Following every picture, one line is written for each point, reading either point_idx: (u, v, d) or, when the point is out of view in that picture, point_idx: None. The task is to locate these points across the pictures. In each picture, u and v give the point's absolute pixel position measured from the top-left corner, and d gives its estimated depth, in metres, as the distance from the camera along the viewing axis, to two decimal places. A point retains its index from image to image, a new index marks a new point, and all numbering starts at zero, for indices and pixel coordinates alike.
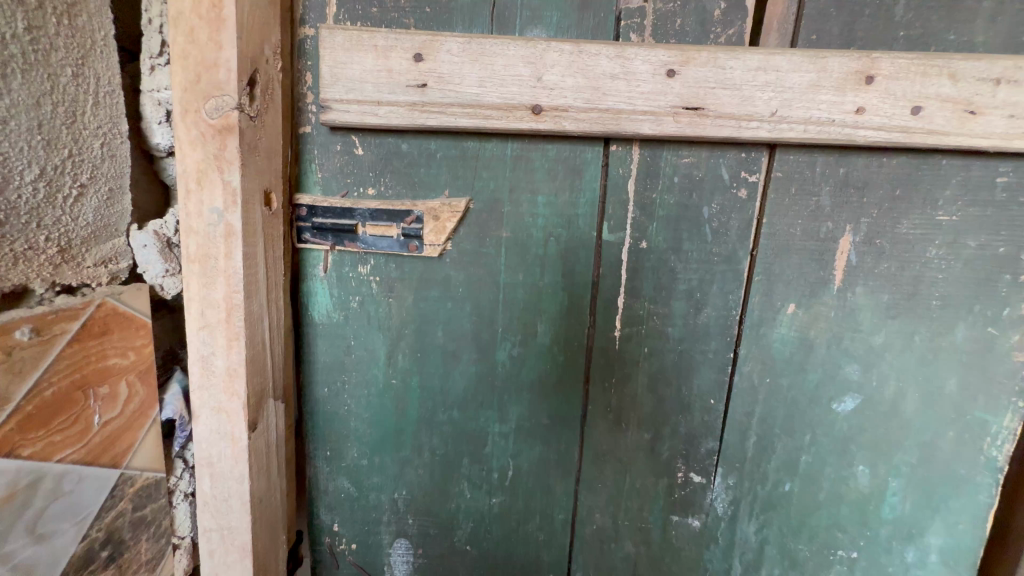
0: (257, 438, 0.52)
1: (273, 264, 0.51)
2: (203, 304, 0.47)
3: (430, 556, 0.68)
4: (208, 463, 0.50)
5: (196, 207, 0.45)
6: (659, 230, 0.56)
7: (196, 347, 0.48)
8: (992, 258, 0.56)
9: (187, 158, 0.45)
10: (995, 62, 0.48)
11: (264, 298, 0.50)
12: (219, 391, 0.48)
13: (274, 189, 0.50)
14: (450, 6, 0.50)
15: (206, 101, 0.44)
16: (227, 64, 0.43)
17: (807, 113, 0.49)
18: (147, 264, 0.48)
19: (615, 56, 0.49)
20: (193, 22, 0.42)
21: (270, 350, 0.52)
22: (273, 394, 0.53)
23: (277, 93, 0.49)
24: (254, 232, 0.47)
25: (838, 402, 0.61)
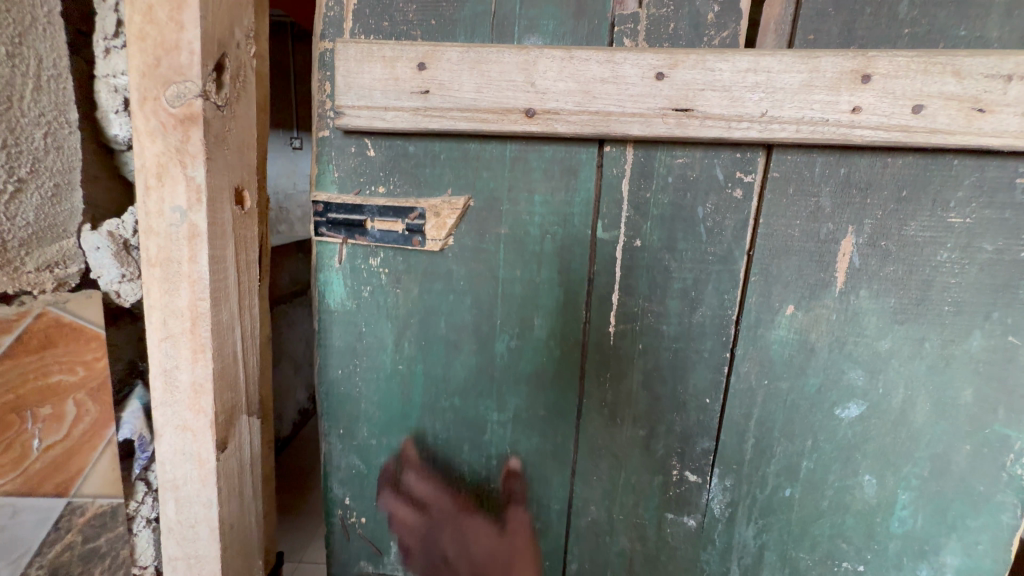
0: (228, 459, 0.55)
1: (243, 269, 0.54)
2: (166, 310, 0.49)
3: (432, 535, 0.72)
4: (175, 487, 0.53)
5: (156, 205, 0.47)
6: (653, 229, 0.58)
7: (159, 358, 0.50)
8: (1011, 262, 0.54)
9: (147, 150, 0.46)
10: (1005, 58, 0.46)
11: (233, 308, 0.53)
12: (185, 407, 0.51)
13: (245, 186, 0.53)
14: (453, 19, 0.54)
15: (166, 88, 0.45)
16: (188, 46, 0.44)
17: (799, 113, 0.49)
18: (101, 267, 0.49)
19: (604, 61, 0.51)
20: (152, 1, 0.44)
21: (241, 363, 0.55)
22: (244, 409, 0.57)
23: (248, 86, 0.52)
24: (222, 234, 0.50)
25: (841, 408, 0.60)
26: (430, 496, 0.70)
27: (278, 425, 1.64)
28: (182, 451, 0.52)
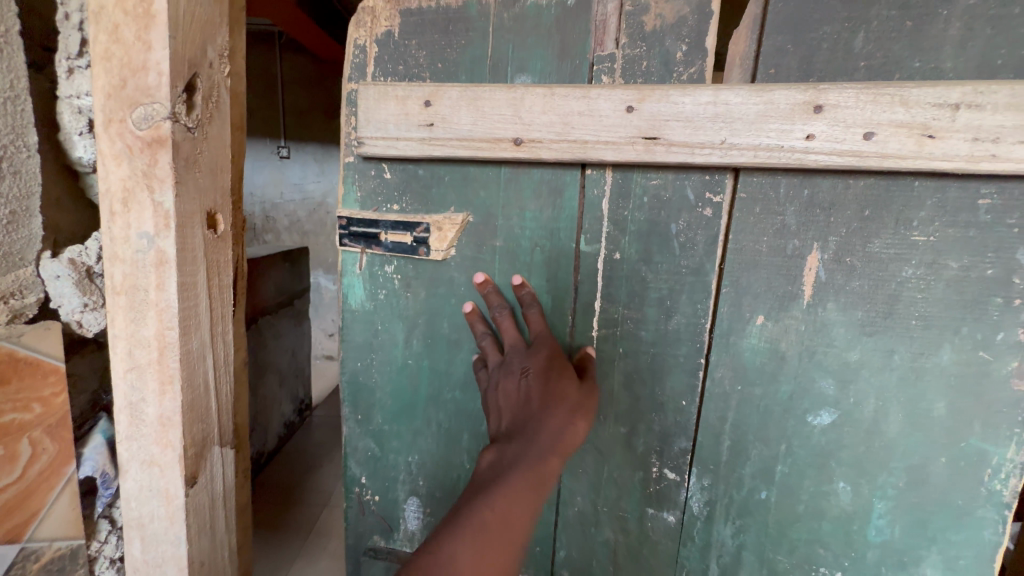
0: (197, 493, 0.57)
1: (215, 294, 0.56)
2: (134, 341, 0.52)
3: (436, 515, 0.80)
4: (142, 524, 0.56)
5: (123, 232, 0.50)
6: (630, 243, 0.64)
7: (127, 392, 0.53)
8: (978, 280, 0.56)
9: (114, 174, 0.49)
10: (952, 88, 0.50)
11: (202, 338, 0.55)
12: (152, 441, 0.54)
13: (217, 210, 0.56)
14: (456, 63, 0.64)
15: (134, 109, 0.47)
16: (156, 66, 0.46)
17: (755, 140, 0.54)
18: (63, 298, 0.51)
19: (581, 97, 0.58)
20: (119, 21, 0.46)
21: (213, 393, 0.58)
22: (216, 440, 0.59)
23: (222, 103, 0.54)
24: (193, 260, 0.52)
25: (813, 415, 0.63)
26: (538, 332, 0.63)
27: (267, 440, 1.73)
28: (148, 487, 0.55)
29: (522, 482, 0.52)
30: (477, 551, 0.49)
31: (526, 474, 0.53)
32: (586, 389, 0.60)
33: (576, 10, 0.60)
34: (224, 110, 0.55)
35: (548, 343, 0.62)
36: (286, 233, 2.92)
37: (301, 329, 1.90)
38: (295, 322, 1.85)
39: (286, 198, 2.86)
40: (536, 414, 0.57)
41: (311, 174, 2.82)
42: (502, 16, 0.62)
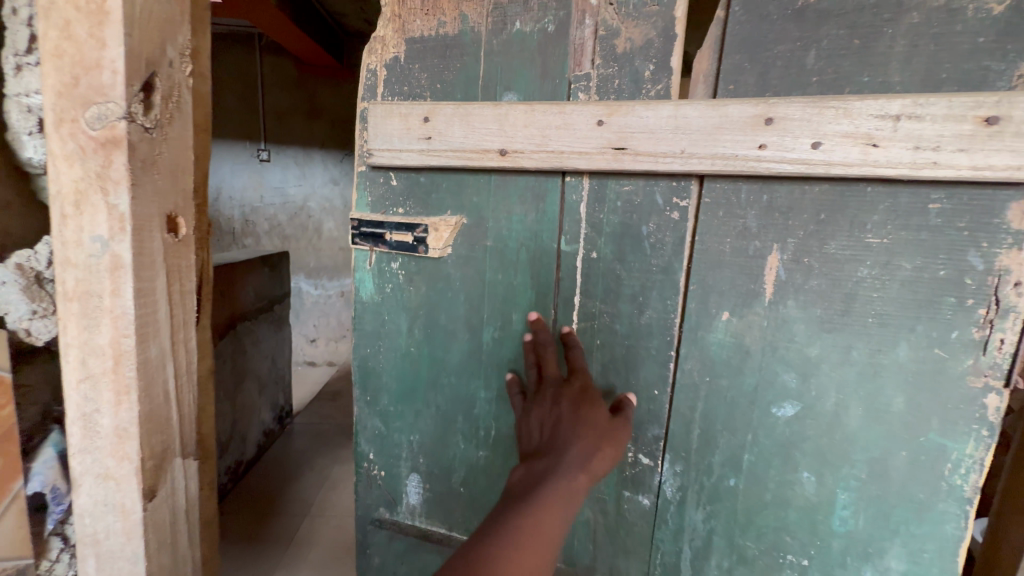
0: (157, 508, 0.56)
1: (177, 300, 0.56)
2: (88, 350, 0.51)
3: (434, 491, 0.88)
4: (97, 541, 0.55)
5: (76, 235, 0.49)
6: (606, 243, 0.70)
7: (80, 403, 0.52)
8: (931, 280, 0.58)
9: (66, 175, 0.48)
10: (893, 100, 0.54)
11: (164, 345, 0.54)
12: (108, 454, 0.53)
13: (179, 212, 0.55)
14: (452, 84, 0.72)
15: (88, 109, 0.47)
16: (111, 63, 0.46)
17: (712, 150, 0.60)
18: (10, 304, 0.51)
19: (557, 113, 0.65)
20: (70, 18, 0.46)
21: (174, 404, 0.57)
22: (179, 451, 0.58)
23: (182, 99, 0.54)
24: (151, 265, 0.51)
25: (777, 407, 0.67)
26: (579, 368, 0.66)
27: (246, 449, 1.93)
28: (102, 502, 0.54)
29: (557, 483, 0.52)
30: (510, 540, 0.47)
31: (557, 485, 0.52)
32: (621, 419, 0.61)
33: (556, 35, 0.67)
34: (185, 107, 0.55)
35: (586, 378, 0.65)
36: (265, 236, 3.22)
37: (279, 335, 2.21)
38: (272, 328, 2.13)
39: (264, 203, 3.17)
40: (571, 427, 0.58)
41: (290, 177, 3.13)
42: (491, 42, 0.70)
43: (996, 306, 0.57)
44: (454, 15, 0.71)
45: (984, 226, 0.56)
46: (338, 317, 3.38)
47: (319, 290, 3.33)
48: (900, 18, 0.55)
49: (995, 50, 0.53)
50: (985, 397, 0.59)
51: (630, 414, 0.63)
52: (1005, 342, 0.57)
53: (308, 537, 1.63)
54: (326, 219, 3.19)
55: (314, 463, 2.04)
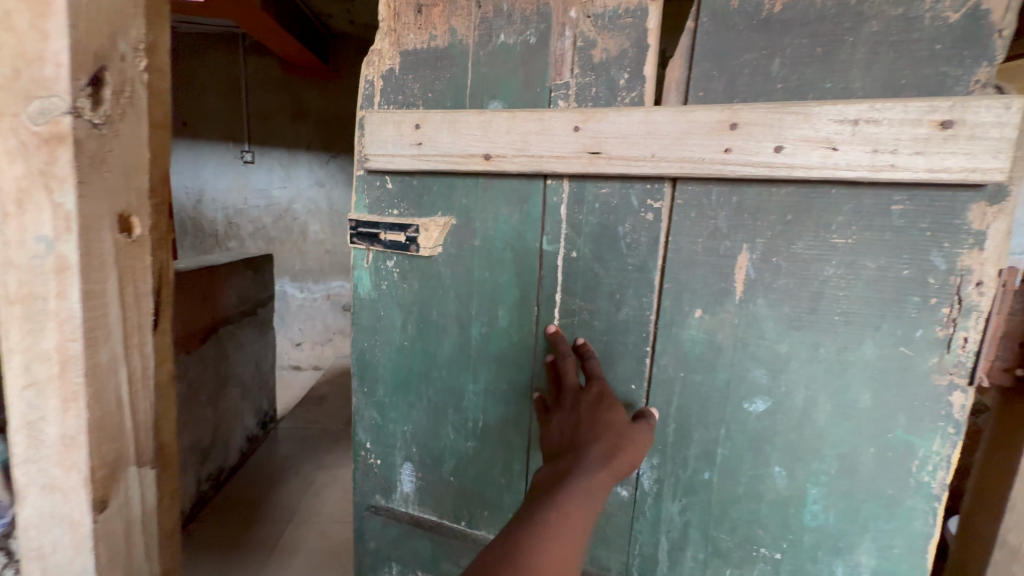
0: (109, 518, 0.57)
1: (130, 302, 0.56)
2: (35, 355, 0.51)
3: (426, 479, 0.92)
4: (47, 550, 0.56)
5: (21, 235, 0.49)
6: (585, 243, 0.73)
7: (26, 410, 0.52)
8: (895, 279, 0.60)
9: (7, 172, 0.48)
10: (851, 106, 0.56)
11: (115, 351, 0.55)
12: (54, 463, 0.53)
13: (133, 212, 0.55)
14: (442, 93, 0.77)
15: (32, 103, 0.47)
16: (55, 57, 0.47)
17: (681, 153, 0.63)
18: None
19: (537, 119, 0.69)
20: (11, 8, 0.46)
21: (128, 411, 0.57)
22: (134, 460, 0.59)
23: (136, 93, 0.54)
24: (99, 265, 0.52)
25: (748, 402, 0.69)
26: (596, 377, 0.69)
27: (229, 455, 1.96)
28: (49, 515, 0.55)
29: (581, 484, 0.54)
30: (535, 535, 0.49)
31: (580, 486, 0.54)
32: (638, 426, 0.64)
33: (538, 47, 0.71)
34: (141, 103, 0.55)
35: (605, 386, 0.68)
36: (249, 239, 3.24)
37: (262, 340, 2.24)
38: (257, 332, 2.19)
39: (248, 204, 3.19)
40: (591, 432, 0.61)
41: (275, 179, 3.16)
42: (478, 53, 0.74)
43: (958, 305, 0.58)
44: (444, 28, 0.76)
45: (946, 226, 0.58)
46: (324, 320, 3.36)
47: (303, 293, 3.34)
48: (860, 27, 0.57)
49: (952, 56, 0.55)
50: (950, 395, 0.60)
51: (647, 422, 0.66)
52: (967, 340, 0.58)
53: (293, 543, 1.66)
54: (313, 223, 3.21)
55: (297, 468, 2.07)
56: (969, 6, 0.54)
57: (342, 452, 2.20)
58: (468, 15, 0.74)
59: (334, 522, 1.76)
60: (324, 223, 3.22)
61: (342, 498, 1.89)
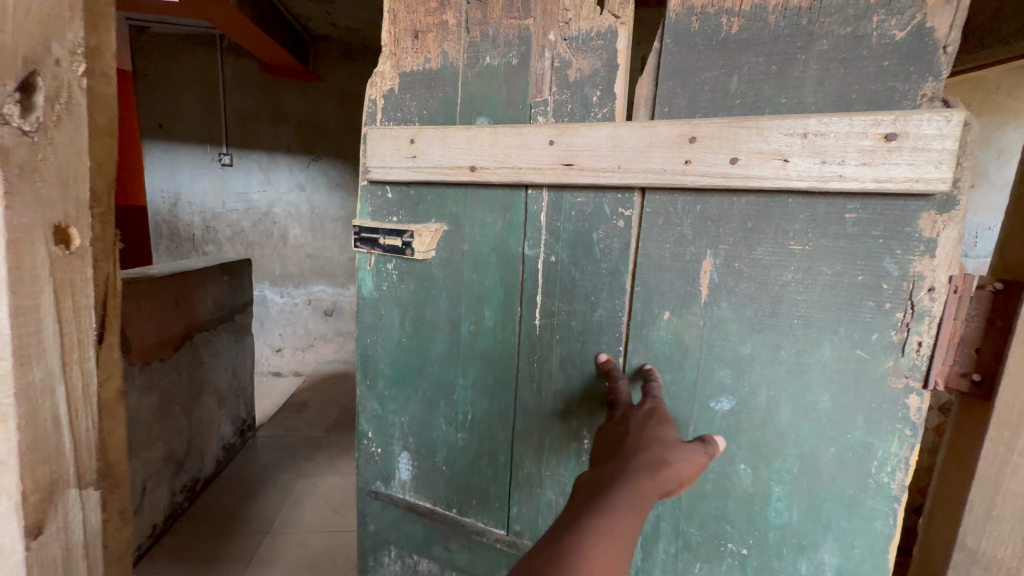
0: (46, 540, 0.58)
1: (68, 315, 0.59)
2: None
3: (421, 468, 0.98)
4: None
5: None
6: (563, 248, 0.78)
7: None
8: (851, 285, 0.63)
9: None
10: (801, 120, 0.59)
11: (49, 370, 0.57)
12: None
13: (69, 222, 0.58)
14: (435, 110, 0.84)
15: None
16: None
17: (645, 165, 0.68)
18: None
19: (517, 134, 0.75)
20: None
21: (67, 432, 0.60)
22: (74, 481, 0.61)
23: (72, 102, 0.57)
24: (32, 279, 0.54)
25: (714, 401, 0.72)
26: (651, 400, 0.68)
27: (204, 465, 2.01)
28: None
29: (629, 488, 0.52)
30: (591, 535, 0.46)
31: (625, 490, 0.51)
32: (692, 444, 0.61)
33: (519, 67, 0.77)
34: (76, 110, 0.58)
35: (657, 405, 0.66)
36: (227, 242, 3.30)
37: (239, 346, 2.29)
38: (233, 338, 2.22)
39: (226, 208, 3.25)
40: (641, 443, 0.58)
41: (254, 182, 3.22)
42: (467, 74, 0.81)
43: (912, 310, 0.60)
44: (437, 51, 0.83)
45: (897, 234, 0.60)
46: (304, 325, 3.49)
47: (284, 297, 3.44)
48: (811, 46, 0.61)
49: (899, 72, 0.57)
50: (907, 397, 0.62)
51: (703, 444, 0.62)
52: (921, 344, 0.60)
53: (272, 553, 1.68)
54: (292, 227, 3.32)
55: (276, 479, 2.11)
56: (914, 24, 0.56)
57: (321, 461, 2.26)
58: (458, 40, 0.81)
59: (313, 534, 1.79)
60: (305, 226, 3.33)
61: (321, 508, 1.93)
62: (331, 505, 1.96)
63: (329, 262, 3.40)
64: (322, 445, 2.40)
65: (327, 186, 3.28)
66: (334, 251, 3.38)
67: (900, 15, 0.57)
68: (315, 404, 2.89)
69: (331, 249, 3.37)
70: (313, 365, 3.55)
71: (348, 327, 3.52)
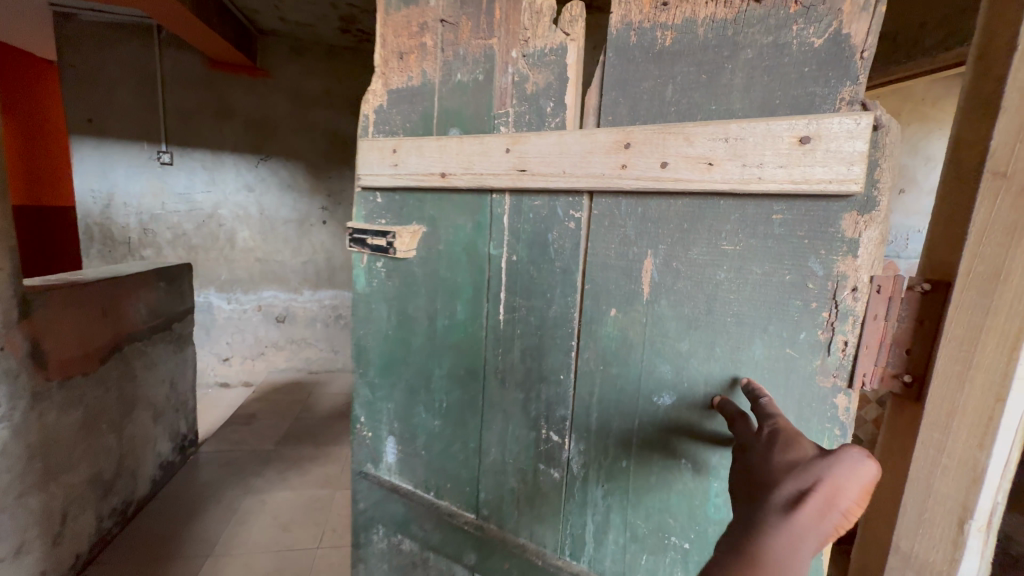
0: None
1: None
2: None
3: (404, 452, 1.05)
4: None
5: None
6: (522, 247, 0.84)
7: None
8: (779, 284, 0.64)
9: None
10: (723, 125, 0.62)
11: None
12: None
13: None
14: (416, 123, 0.92)
15: None
16: None
17: (587, 170, 0.73)
18: None
19: (480, 143, 0.83)
20: None
21: None
22: None
23: None
24: None
25: (656, 396, 0.74)
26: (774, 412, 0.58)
27: (137, 486, 2.05)
28: None
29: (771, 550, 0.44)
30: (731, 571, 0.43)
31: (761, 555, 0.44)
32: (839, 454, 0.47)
33: (484, 83, 0.84)
34: None
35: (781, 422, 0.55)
36: (168, 247, 3.32)
37: (178, 358, 2.39)
38: (171, 350, 2.32)
39: (167, 210, 3.27)
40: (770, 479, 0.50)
41: (197, 182, 3.27)
42: (442, 89, 0.89)
43: (835, 310, 0.61)
44: (418, 71, 0.92)
45: (821, 235, 0.61)
46: (253, 332, 3.59)
47: (231, 304, 3.51)
48: (737, 55, 0.63)
49: (818, 77, 0.59)
50: (835, 397, 0.62)
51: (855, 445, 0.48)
52: (847, 344, 0.61)
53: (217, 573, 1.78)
54: (239, 228, 3.40)
55: (221, 497, 2.22)
56: (831, 31, 0.58)
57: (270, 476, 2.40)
58: (435, 60, 0.89)
59: (260, 554, 1.89)
60: (252, 228, 3.42)
61: (270, 526, 2.05)
62: (279, 523, 2.07)
63: (279, 266, 3.53)
64: (269, 459, 2.55)
65: (276, 186, 3.40)
66: (285, 254, 3.52)
67: (819, 23, 0.59)
68: (263, 417, 3.03)
69: (283, 254, 3.52)
70: (262, 375, 3.66)
71: (299, 335, 3.68)
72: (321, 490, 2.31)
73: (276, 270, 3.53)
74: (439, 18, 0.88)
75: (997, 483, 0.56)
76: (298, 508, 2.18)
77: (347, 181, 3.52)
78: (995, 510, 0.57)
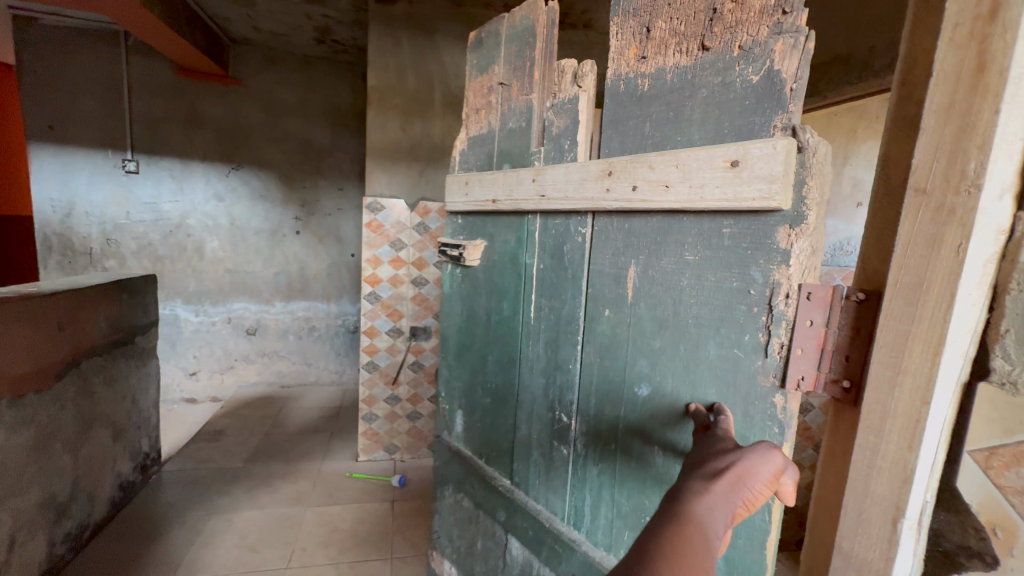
0: None
1: None
2: None
3: (467, 424, 1.30)
4: None
5: None
6: (546, 258, 1.03)
7: None
8: (728, 290, 0.72)
9: None
10: (676, 154, 0.75)
11: None
12: None
13: None
14: (484, 162, 1.20)
15: None
16: None
17: (585, 194, 0.90)
18: None
19: (518, 176, 1.06)
20: None
21: None
22: None
23: None
24: None
25: (636, 387, 0.85)
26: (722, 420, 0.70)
27: (94, 508, 2.09)
28: None
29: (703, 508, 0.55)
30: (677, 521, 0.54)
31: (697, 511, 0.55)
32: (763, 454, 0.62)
33: (524, 129, 1.07)
34: None
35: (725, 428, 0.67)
36: (132, 257, 3.46)
37: (142, 372, 2.48)
38: (133, 365, 2.41)
39: (132, 220, 3.41)
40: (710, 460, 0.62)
41: (165, 192, 3.44)
42: (500, 136, 1.14)
43: (770, 314, 0.67)
44: (486, 122, 1.19)
45: (761, 246, 0.68)
46: (223, 346, 3.73)
47: (200, 316, 3.66)
48: (696, 95, 0.75)
49: (757, 109, 0.68)
50: (774, 395, 0.67)
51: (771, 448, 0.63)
52: (781, 346, 0.66)
53: None
54: (207, 237, 3.56)
55: (185, 518, 2.29)
56: (765, 69, 0.66)
57: (239, 496, 2.48)
58: (497, 113, 1.16)
59: None
60: (222, 238, 3.60)
61: (236, 547, 2.11)
62: (246, 545, 2.13)
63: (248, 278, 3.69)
64: (237, 477, 2.65)
65: (248, 198, 3.59)
66: (255, 266, 3.68)
67: (756, 63, 0.67)
68: (229, 433, 3.17)
69: (253, 263, 3.68)
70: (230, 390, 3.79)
71: (270, 348, 3.82)
72: (290, 509, 2.41)
73: (246, 283, 3.70)
74: (499, 83, 1.15)
75: (926, 482, 0.58)
76: (269, 531, 2.24)
77: (320, 190, 3.74)
78: (923, 509, 0.59)
